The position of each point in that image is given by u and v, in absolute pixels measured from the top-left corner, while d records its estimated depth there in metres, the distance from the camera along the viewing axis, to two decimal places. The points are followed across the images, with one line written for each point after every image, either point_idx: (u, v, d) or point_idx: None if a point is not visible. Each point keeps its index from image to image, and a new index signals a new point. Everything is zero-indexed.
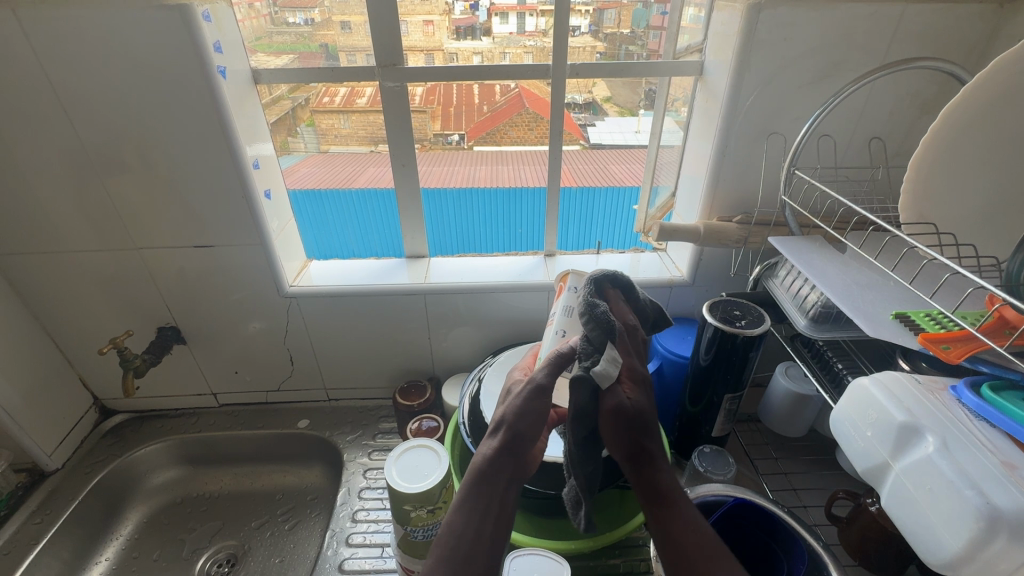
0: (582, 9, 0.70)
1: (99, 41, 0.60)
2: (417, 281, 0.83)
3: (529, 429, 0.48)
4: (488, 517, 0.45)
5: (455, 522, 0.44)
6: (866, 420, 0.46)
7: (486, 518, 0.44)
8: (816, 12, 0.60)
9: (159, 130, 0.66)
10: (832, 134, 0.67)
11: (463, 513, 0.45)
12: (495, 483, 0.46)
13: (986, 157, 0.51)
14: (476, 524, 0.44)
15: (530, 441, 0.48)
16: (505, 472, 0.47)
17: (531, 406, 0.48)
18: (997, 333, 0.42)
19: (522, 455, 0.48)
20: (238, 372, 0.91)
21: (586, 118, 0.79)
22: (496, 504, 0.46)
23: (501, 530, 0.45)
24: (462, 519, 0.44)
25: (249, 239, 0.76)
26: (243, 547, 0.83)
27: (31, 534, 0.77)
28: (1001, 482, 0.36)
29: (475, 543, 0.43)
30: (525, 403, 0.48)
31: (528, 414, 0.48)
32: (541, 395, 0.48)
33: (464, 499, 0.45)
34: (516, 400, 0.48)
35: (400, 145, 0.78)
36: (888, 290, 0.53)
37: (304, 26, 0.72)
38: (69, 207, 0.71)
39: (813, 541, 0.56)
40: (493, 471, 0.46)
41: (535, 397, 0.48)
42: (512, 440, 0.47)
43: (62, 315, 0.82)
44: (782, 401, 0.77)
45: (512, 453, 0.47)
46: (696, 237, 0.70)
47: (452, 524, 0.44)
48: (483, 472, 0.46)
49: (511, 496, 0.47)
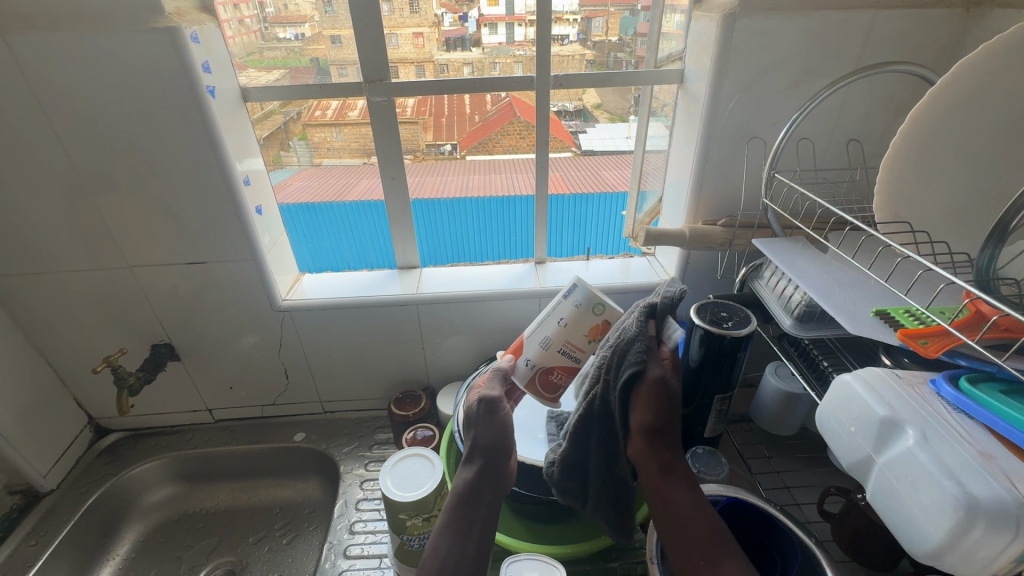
0: (569, 18, 0.72)
1: (89, 63, 0.61)
2: (409, 291, 0.84)
3: (493, 446, 0.57)
4: (470, 536, 0.54)
5: (438, 538, 0.53)
6: (849, 416, 0.47)
7: (467, 539, 0.53)
8: (792, 20, 0.62)
9: (150, 148, 0.67)
10: (811, 137, 0.69)
11: (444, 532, 0.53)
12: (474, 505, 0.55)
13: (955, 159, 0.52)
14: (460, 545, 0.53)
15: (502, 454, 0.57)
16: (480, 492, 0.56)
17: (493, 425, 0.58)
18: (972, 327, 0.43)
19: (494, 477, 0.57)
20: (233, 388, 0.92)
21: (575, 126, 0.81)
22: (475, 520, 0.55)
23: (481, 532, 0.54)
24: (447, 539, 0.53)
25: (240, 254, 0.76)
26: (242, 562, 0.83)
27: (27, 555, 0.76)
28: (978, 472, 0.37)
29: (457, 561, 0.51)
30: (484, 420, 0.58)
31: (489, 430, 0.58)
32: (496, 409, 0.58)
33: (448, 519, 0.55)
34: (483, 424, 0.58)
35: (389, 157, 0.79)
36: (868, 288, 0.55)
37: (294, 40, 0.73)
38: (62, 228, 0.72)
39: (806, 537, 0.55)
40: (471, 494, 0.56)
41: (489, 413, 0.58)
42: (485, 460, 0.57)
43: (57, 334, 0.82)
44: (772, 400, 0.78)
45: (486, 471, 0.57)
46: (682, 241, 0.72)
47: (437, 544, 0.53)
48: (463, 493, 0.56)
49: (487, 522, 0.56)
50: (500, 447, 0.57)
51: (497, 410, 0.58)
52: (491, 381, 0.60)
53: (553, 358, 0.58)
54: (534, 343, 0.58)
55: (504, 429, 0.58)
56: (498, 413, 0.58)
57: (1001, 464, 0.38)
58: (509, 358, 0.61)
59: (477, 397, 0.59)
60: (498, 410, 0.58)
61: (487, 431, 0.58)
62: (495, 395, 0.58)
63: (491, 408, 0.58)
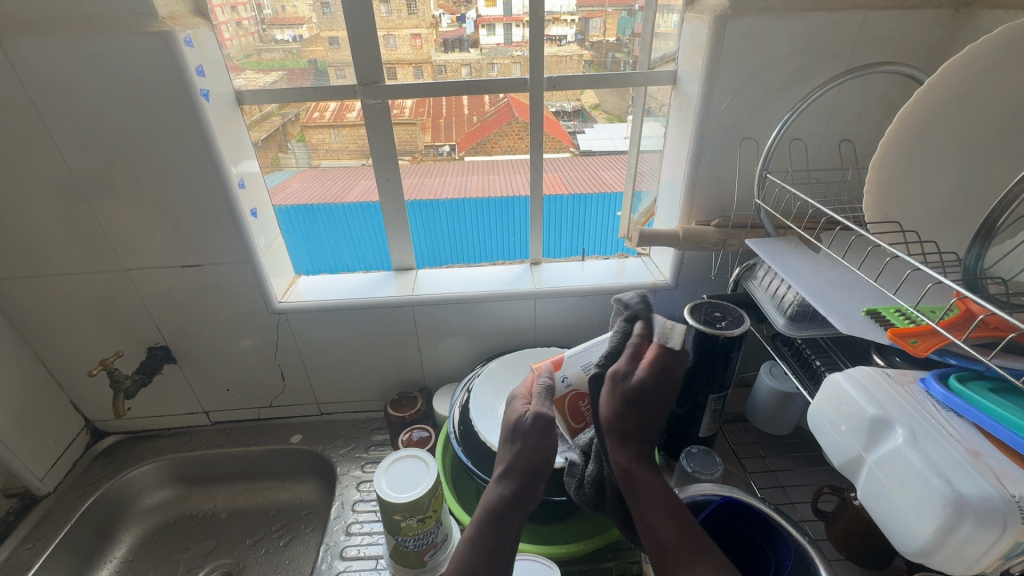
0: (566, 19, 0.72)
1: (84, 67, 0.61)
2: (405, 292, 0.85)
3: (535, 466, 0.56)
4: (499, 555, 0.52)
5: (467, 556, 0.51)
6: (840, 415, 0.47)
7: (494, 556, 0.51)
8: (785, 20, 0.62)
9: (145, 152, 0.67)
10: (803, 137, 0.69)
11: (474, 549, 0.51)
12: (509, 525, 0.54)
13: (944, 159, 0.53)
14: (488, 561, 0.51)
15: (540, 480, 0.57)
16: (514, 512, 0.55)
17: (537, 445, 0.57)
18: (961, 326, 0.43)
19: (529, 497, 0.56)
20: (230, 390, 0.92)
21: (574, 126, 0.82)
22: (507, 542, 0.53)
23: (511, 552, 0.53)
24: (476, 553, 0.51)
25: (236, 256, 0.77)
26: (238, 564, 0.83)
27: (24, 558, 0.76)
28: (965, 469, 0.37)
29: (488, 566, 0.50)
30: (533, 437, 0.57)
31: (537, 449, 0.56)
32: (550, 431, 0.57)
33: (475, 534, 0.53)
34: (529, 444, 0.56)
35: (385, 158, 0.80)
36: (860, 288, 0.55)
37: (293, 42, 0.73)
38: (58, 232, 0.72)
39: (799, 535, 0.56)
40: (504, 511, 0.54)
41: (539, 434, 0.57)
42: (525, 480, 0.56)
43: (53, 337, 0.82)
44: (766, 400, 0.79)
45: (521, 491, 0.56)
46: (675, 241, 0.72)
47: (462, 558, 0.51)
48: (496, 510, 0.54)
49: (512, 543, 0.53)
50: (541, 470, 0.56)
51: (550, 432, 0.57)
52: (541, 398, 0.60)
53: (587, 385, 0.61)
54: (577, 363, 0.61)
55: (547, 450, 0.57)
56: (549, 436, 0.57)
57: (989, 462, 0.38)
58: (546, 369, 0.62)
59: (533, 414, 0.58)
60: (550, 429, 0.57)
61: (534, 448, 0.56)
62: (552, 415, 0.58)
63: (546, 427, 0.57)
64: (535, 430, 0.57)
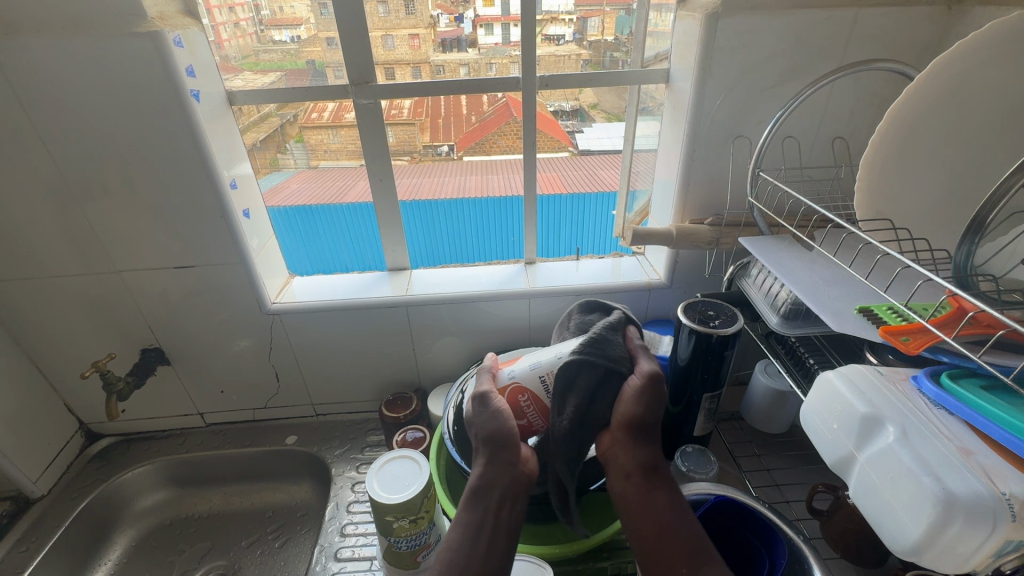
0: (565, 18, 0.72)
1: (73, 67, 0.61)
2: (399, 293, 0.84)
3: (497, 436, 0.53)
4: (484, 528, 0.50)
5: (454, 539, 0.50)
6: (831, 413, 0.47)
7: (479, 533, 0.50)
8: (777, 18, 0.62)
9: (136, 152, 0.67)
10: (796, 135, 0.69)
11: (459, 529, 0.51)
12: (489, 496, 0.51)
13: (935, 157, 0.53)
14: (472, 541, 0.50)
15: (509, 446, 0.52)
16: (498, 487, 0.51)
17: (491, 415, 0.54)
18: (952, 323, 0.43)
19: (511, 468, 0.52)
20: (224, 392, 0.91)
21: (573, 126, 0.81)
22: (490, 517, 0.51)
23: (501, 533, 0.50)
24: (458, 533, 0.50)
25: (228, 257, 0.76)
26: (234, 566, 0.83)
27: (17, 561, 0.76)
28: (956, 468, 0.37)
29: (474, 544, 0.50)
30: (483, 413, 0.54)
31: (490, 421, 0.54)
32: (485, 401, 0.55)
33: (463, 513, 0.52)
34: (478, 414, 0.55)
35: (379, 159, 0.79)
36: (853, 286, 0.55)
37: (290, 43, 0.73)
38: (49, 233, 0.72)
39: (792, 534, 0.57)
40: (486, 489, 0.51)
41: (481, 406, 0.55)
42: (491, 450, 0.53)
43: (46, 340, 0.82)
44: (762, 398, 0.78)
45: (506, 467, 0.52)
46: (669, 239, 0.72)
47: (453, 543, 0.50)
48: (476, 488, 0.52)
49: (513, 513, 0.51)
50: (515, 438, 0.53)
51: (489, 404, 0.55)
52: (481, 379, 0.59)
53: (532, 381, 0.55)
54: (525, 363, 0.57)
55: (509, 421, 0.53)
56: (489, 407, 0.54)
57: (980, 460, 0.38)
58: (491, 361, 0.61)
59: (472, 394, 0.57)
60: (489, 401, 0.55)
61: (496, 426, 0.53)
62: (485, 391, 0.56)
63: (483, 401, 0.55)
64: (487, 412, 0.54)
